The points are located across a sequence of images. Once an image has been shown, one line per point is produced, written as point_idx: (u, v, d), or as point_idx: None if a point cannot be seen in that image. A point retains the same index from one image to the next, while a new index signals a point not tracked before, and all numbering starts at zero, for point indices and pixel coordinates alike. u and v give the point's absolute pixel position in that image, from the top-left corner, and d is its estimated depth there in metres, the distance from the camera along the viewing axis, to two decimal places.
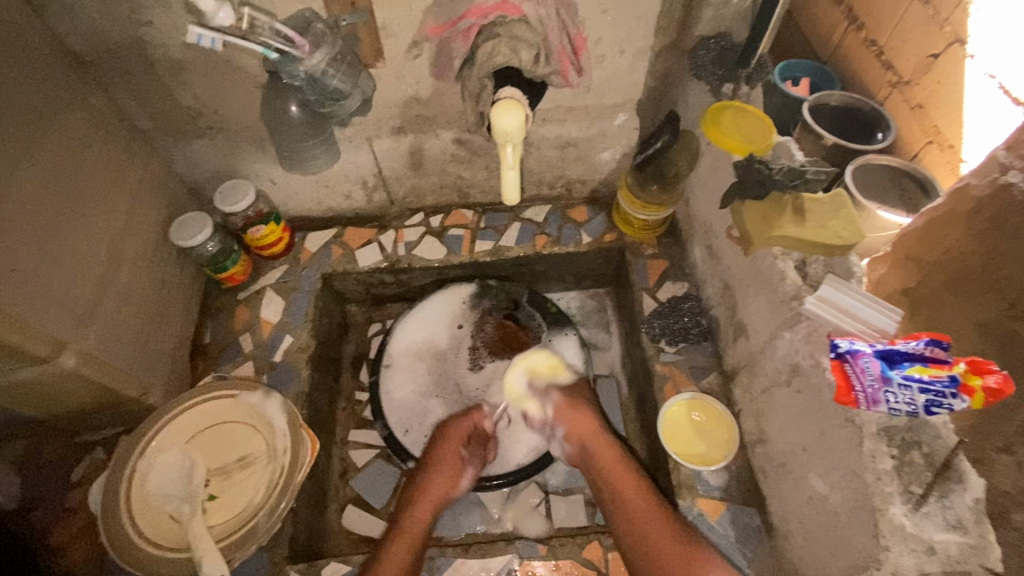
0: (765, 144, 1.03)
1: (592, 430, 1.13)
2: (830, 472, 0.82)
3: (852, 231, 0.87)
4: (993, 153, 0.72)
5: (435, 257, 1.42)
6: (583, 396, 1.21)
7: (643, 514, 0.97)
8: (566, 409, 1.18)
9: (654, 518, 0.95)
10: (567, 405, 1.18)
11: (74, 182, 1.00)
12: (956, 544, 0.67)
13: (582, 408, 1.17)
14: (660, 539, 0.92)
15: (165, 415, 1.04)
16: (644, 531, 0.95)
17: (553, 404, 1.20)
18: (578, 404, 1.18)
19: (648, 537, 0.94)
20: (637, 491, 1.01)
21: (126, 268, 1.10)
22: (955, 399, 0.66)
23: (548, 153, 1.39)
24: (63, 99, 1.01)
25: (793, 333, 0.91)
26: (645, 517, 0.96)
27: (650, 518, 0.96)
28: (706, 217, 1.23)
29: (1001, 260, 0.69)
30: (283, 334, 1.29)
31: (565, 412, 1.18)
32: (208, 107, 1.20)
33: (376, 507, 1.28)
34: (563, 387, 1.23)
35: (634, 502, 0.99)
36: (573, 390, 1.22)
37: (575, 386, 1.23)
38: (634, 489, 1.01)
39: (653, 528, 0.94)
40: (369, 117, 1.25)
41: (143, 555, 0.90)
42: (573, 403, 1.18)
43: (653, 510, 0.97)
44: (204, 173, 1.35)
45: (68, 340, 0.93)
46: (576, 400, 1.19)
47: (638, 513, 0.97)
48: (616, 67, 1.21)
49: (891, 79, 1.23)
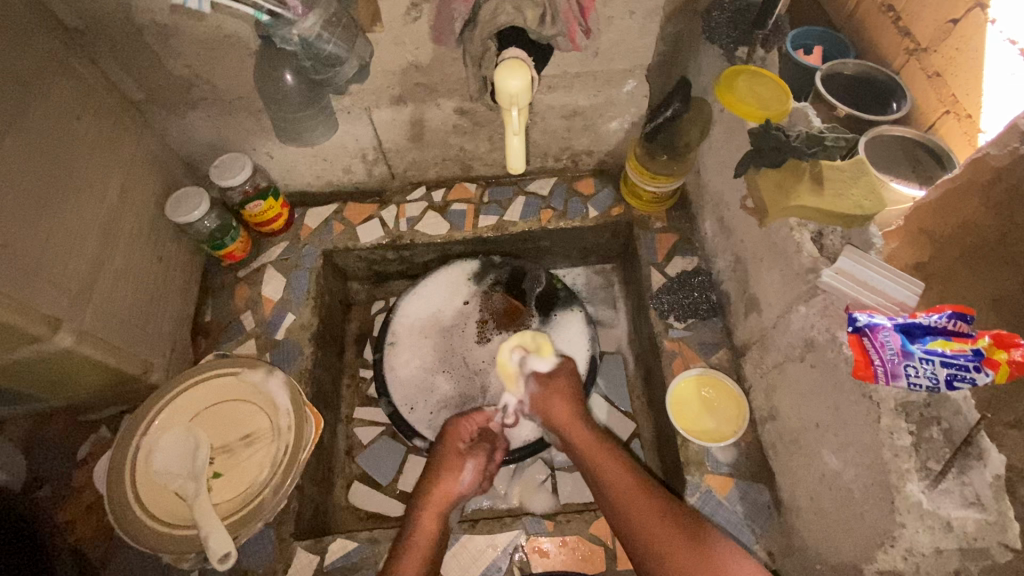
0: (782, 109, 0.99)
1: (569, 419, 1.09)
2: (844, 449, 0.80)
3: (872, 201, 0.84)
4: (1015, 121, 0.72)
5: (438, 233, 1.39)
6: (568, 380, 1.16)
7: (639, 513, 0.90)
8: (545, 399, 1.13)
9: (653, 513, 0.89)
10: (556, 390, 1.13)
11: (64, 155, 0.96)
12: (974, 521, 0.65)
13: (560, 394, 1.13)
14: (664, 542, 0.86)
15: (166, 394, 1.03)
16: (649, 528, 0.88)
17: (531, 395, 1.17)
18: (563, 390, 1.14)
19: (651, 541, 0.87)
20: (629, 485, 0.95)
21: (122, 244, 1.07)
22: (978, 373, 0.63)
23: (554, 123, 1.34)
24: (48, 68, 0.97)
25: (808, 307, 0.88)
26: (646, 518, 0.89)
27: (646, 515, 0.89)
28: (718, 188, 1.18)
29: (1015, 235, 0.72)
30: (285, 311, 1.28)
31: (543, 399, 1.14)
32: (200, 77, 1.15)
33: (382, 484, 1.28)
34: (543, 373, 1.18)
35: (625, 494, 0.94)
36: (551, 376, 1.17)
37: (556, 371, 1.18)
38: (621, 483, 0.95)
39: (652, 528, 0.88)
40: (367, 85, 1.20)
41: (151, 532, 0.90)
42: (553, 390, 1.14)
43: (653, 508, 0.90)
44: (199, 146, 1.31)
45: (65, 318, 0.91)
46: (554, 388, 1.14)
47: (637, 512, 0.90)
48: (626, 30, 1.15)
49: (908, 46, 1.29)
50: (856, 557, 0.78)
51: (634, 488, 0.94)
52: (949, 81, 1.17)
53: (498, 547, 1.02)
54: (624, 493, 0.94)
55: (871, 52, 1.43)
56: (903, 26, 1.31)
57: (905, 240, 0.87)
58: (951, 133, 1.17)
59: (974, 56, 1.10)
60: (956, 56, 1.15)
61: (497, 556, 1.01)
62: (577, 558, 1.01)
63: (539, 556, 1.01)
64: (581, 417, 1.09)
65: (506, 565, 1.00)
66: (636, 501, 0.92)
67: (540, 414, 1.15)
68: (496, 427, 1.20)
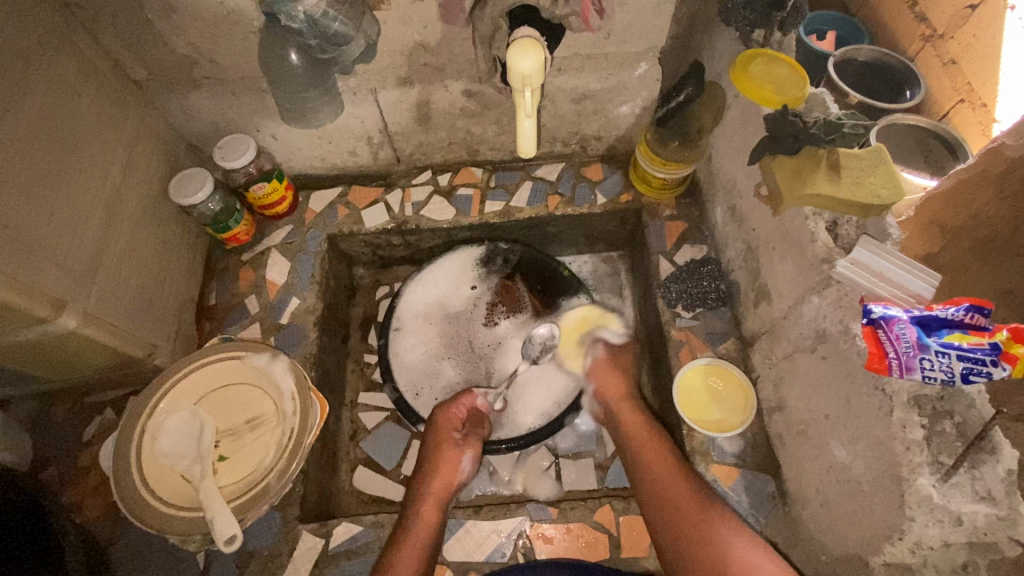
0: (799, 95, 0.96)
1: (621, 394, 1.15)
2: (854, 441, 0.80)
3: (889, 189, 0.82)
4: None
5: (444, 218, 1.37)
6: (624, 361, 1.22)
7: (670, 490, 0.92)
8: (604, 366, 1.20)
9: (681, 496, 0.90)
10: (606, 363, 1.20)
11: (67, 133, 0.95)
12: (985, 514, 0.65)
13: (620, 368, 1.19)
14: (685, 520, 0.88)
15: (170, 376, 1.03)
16: (673, 513, 0.89)
17: (596, 356, 1.22)
18: (616, 366, 1.20)
19: (677, 522, 0.88)
20: (666, 472, 0.95)
21: (126, 224, 1.06)
22: (995, 366, 0.62)
23: (563, 106, 1.32)
24: (48, 43, 0.95)
25: (821, 298, 0.87)
26: (677, 499, 0.90)
27: (678, 500, 0.90)
28: (730, 174, 1.16)
29: None
30: (290, 295, 1.27)
31: (603, 364, 1.20)
32: (203, 55, 1.13)
33: (387, 469, 1.28)
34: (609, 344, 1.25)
35: (663, 474, 0.95)
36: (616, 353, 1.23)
37: (622, 348, 1.25)
38: (663, 471, 0.95)
39: (679, 513, 0.89)
40: (373, 65, 1.17)
41: (157, 513, 0.91)
42: (611, 361, 1.21)
43: (686, 492, 0.91)
44: (203, 126, 1.29)
45: (69, 300, 0.90)
46: (616, 360, 1.21)
47: (669, 499, 0.91)
48: (640, 9, 1.12)
49: (925, 32, 1.26)
50: (863, 549, 0.78)
51: (671, 470, 0.95)
52: (966, 69, 1.14)
53: (502, 533, 1.02)
54: (661, 475, 0.95)
55: (886, 37, 1.40)
56: (919, 10, 1.28)
57: (916, 230, 0.85)
58: (965, 122, 1.14)
59: (991, 43, 1.08)
60: (974, 42, 1.12)
61: (501, 542, 1.01)
62: (580, 545, 1.01)
63: (542, 543, 1.01)
64: (631, 395, 1.14)
65: (510, 552, 1.00)
66: (671, 483, 0.93)
67: (591, 379, 1.20)
68: (484, 406, 1.20)
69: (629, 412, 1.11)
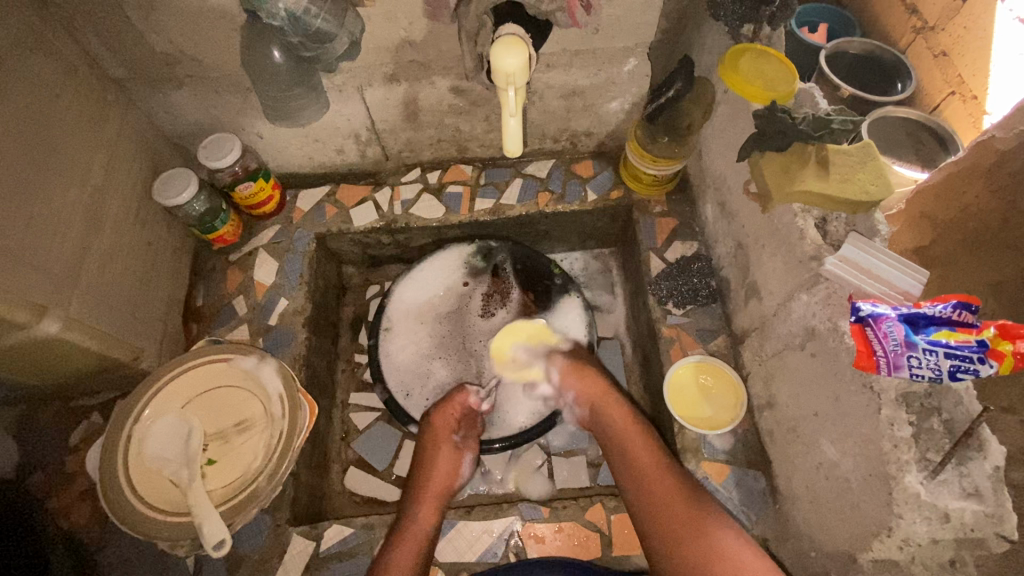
0: (788, 90, 0.95)
1: (601, 394, 1.10)
2: (842, 439, 0.80)
3: (878, 185, 0.82)
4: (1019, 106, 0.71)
5: (433, 217, 1.36)
6: (587, 360, 1.19)
7: (658, 494, 0.92)
8: (569, 374, 1.16)
9: (673, 499, 0.90)
10: (571, 369, 1.16)
11: (46, 136, 0.93)
12: (972, 512, 0.65)
13: (588, 369, 1.15)
14: (677, 526, 0.87)
15: (154, 381, 1.01)
16: (662, 521, 0.89)
17: (558, 369, 1.18)
18: (583, 366, 1.16)
19: (667, 526, 0.88)
20: (650, 470, 0.95)
21: (109, 227, 1.05)
22: (982, 364, 0.62)
23: (553, 103, 1.31)
24: (24, 43, 0.93)
25: (810, 295, 0.86)
26: (669, 501, 0.90)
27: (667, 502, 0.90)
28: (720, 171, 1.16)
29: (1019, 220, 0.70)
30: (278, 296, 1.25)
31: (568, 374, 1.16)
32: (185, 53, 1.11)
33: (378, 469, 1.28)
34: (564, 351, 1.22)
35: (648, 479, 0.94)
36: (574, 355, 1.20)
37: (576, 351, 1.22)
38: (652, 471, 0.95)
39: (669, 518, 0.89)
40: (358, 62, 1.16)
41: (143, 519, 0.90)
42: (577, 366, 1.16)
43: (677, 495, 0.90)
44: (187, 125, 1.27)
45: (50, 305, 0.89)
46: (583, 363, 1.17)
47: (656, 499, 0.91)
48: (628, 5, 1.10)
49: (915, 25, 1.26)
50: (852, 545, 0.78)
51: (656, 472, 0.94)
52: (956, 61, 1.14)
53: (494, 533, 1.02)
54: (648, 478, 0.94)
55: (876, 30, 1.40)
56: (910, 3, 1.28)
57: (908, 224, 0.86)
58: (954, 115, 1.15)
59: (982, 36, 1.07)
60: (965, 35, 1.12)
61: (493, 542, 1.01)
62: (574, 544, 1.01)
63: (535, 542, 1.01)
64: (612, 392, 1.10)
65: (502, 552, 1.00)
66: (657, 485, 0.93)
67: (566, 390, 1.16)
68: (477, 404, 1.18)
69: (616, 410, 1.07)
